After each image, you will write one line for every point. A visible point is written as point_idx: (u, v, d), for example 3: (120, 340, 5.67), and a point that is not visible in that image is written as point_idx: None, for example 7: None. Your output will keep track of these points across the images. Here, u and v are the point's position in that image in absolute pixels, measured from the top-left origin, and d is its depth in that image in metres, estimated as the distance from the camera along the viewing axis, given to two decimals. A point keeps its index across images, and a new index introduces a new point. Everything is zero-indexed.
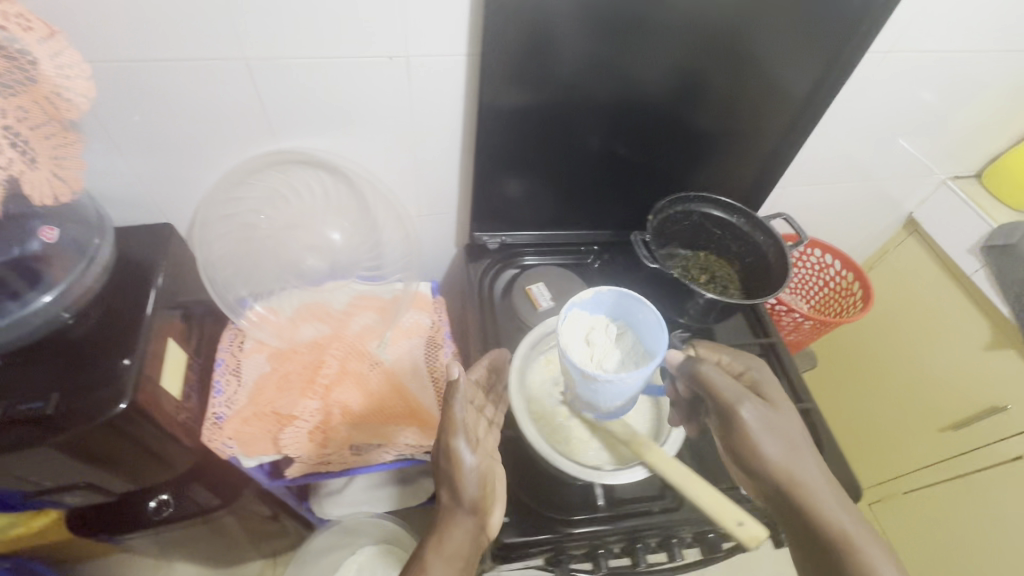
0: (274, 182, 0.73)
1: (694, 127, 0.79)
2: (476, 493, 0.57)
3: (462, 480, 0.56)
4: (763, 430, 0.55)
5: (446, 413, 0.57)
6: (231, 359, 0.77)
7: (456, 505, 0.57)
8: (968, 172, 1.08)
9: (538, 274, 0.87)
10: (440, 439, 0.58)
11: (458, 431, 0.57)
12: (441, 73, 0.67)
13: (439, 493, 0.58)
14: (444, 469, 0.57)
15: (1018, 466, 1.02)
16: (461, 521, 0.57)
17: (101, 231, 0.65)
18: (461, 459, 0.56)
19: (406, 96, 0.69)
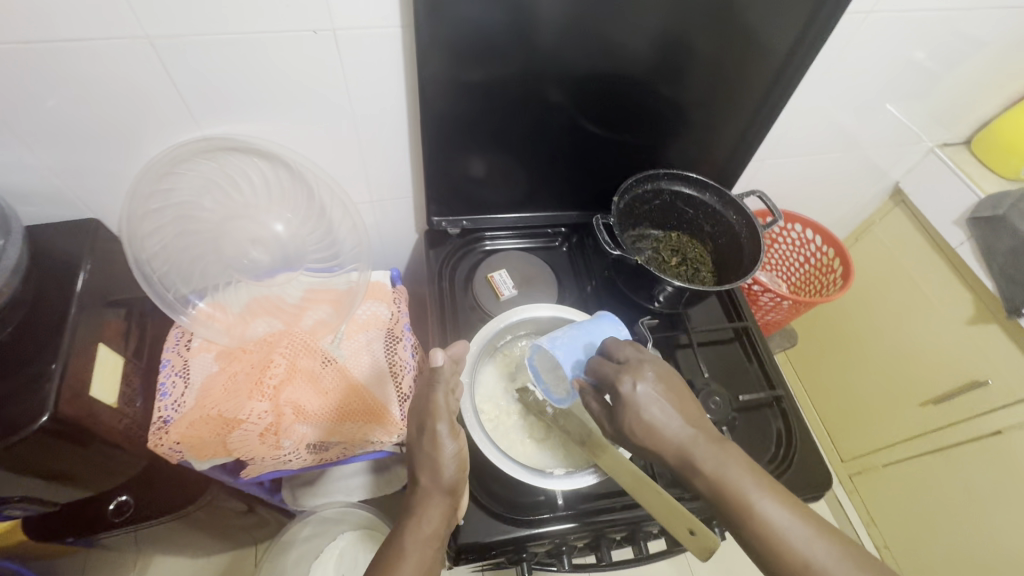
0: (204, 171, 0.68)
1: (662, 98, 0.77)
2: (457, 475, 0.56)
3: (440, 461, 0.55)
4: (660, 435, 0.50)
5: (427, 399, 0.56)
6: (178, 358, 0.73)
7: (437, 488, 0.55)
8: (958, 139, 1.07)
9: (500, 261, 0.87)
10: (422, 423, 0.57)
11: (441, 417, 0.55)
12: (377, 49, 0.63)
13: (417, 476, 0.57)
14: (423, 451, 0.56)
15: (997, 440, 1.03)
16: (436, 505, 0.56)
17: (6, 230, 0.63)
18: (439, 440, 0.55)
19: (343, 76, 0.65)
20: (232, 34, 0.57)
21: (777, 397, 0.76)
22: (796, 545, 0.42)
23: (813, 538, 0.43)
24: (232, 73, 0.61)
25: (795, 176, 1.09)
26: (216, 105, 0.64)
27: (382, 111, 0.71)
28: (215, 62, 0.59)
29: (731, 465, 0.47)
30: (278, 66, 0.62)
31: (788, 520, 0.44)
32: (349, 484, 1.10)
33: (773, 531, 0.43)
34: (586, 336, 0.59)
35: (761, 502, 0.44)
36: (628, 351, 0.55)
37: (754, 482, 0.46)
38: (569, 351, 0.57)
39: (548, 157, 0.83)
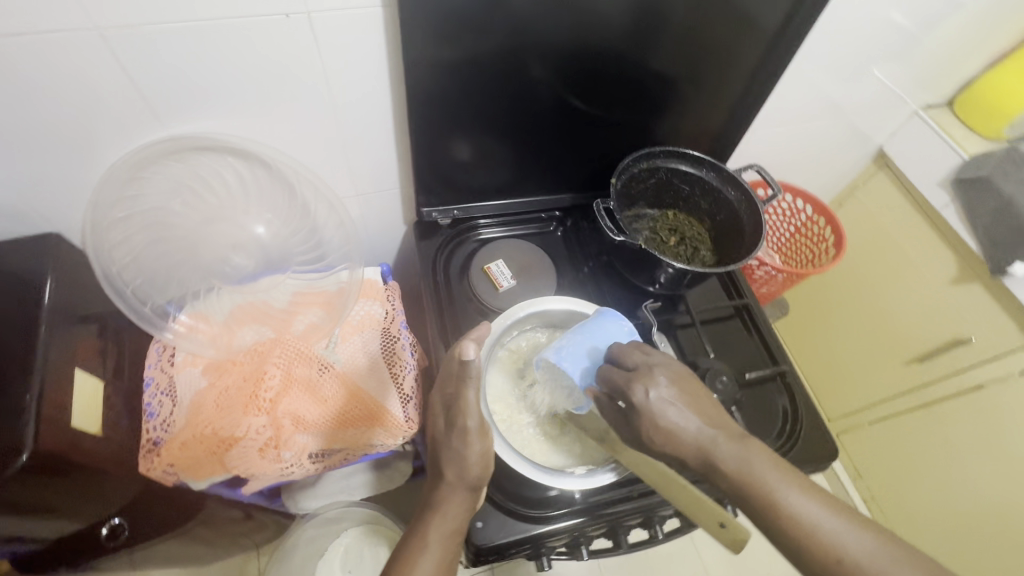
0: (173, 174, 0.63)
1: (656, 72, 0.74)
2: (483, 472, 0.56)
3: (468, 458, 0.55)
4: (680, 431, 0.50)
5: (458, 395, 0.56)
6: (161, 376, 0.69)
7: (463, 484, 0.55)
8: (940, 100, 1.07)
9: (495, 250, 0.84)
10: (451, 419, 0.56)
11: (472, 413, 0.55)
12: (353, 31, 0.58)
13: (444, 472, 0.56)
14: (451, 447, 0.56)
15: (980, 394, 1.07)
16: (460, 502, 0.56)
17: None
18: (468, 437, 0.55)
19: (317, 62, 0.59)
20: (192, 19, 0.51)
21: (781, 371, 0.77)
22: (831, 536, 0.43)
23: (847, 528, 0.43)
24: (195, 66, 0.55)
25: (782, 146, 1.08)
26: (184, 100, 0.58)
27: (364, 98, 0.65)
28: (177, 55, 0.54)
29: (762, 459, 0.48)
30: (249, 55, 0.56)
31: (823, 511, 0.44)
32: (351, 484, 1.06)
33: (807, 522, 0.44)
34: (590, 340, 0.59)
35: (791, 492, 0.45)
36: (638, 355, 0.55)
37: (785, 472, 0.46)
38: (576, 360, 0.57)
39: (540, 140, 0.79)
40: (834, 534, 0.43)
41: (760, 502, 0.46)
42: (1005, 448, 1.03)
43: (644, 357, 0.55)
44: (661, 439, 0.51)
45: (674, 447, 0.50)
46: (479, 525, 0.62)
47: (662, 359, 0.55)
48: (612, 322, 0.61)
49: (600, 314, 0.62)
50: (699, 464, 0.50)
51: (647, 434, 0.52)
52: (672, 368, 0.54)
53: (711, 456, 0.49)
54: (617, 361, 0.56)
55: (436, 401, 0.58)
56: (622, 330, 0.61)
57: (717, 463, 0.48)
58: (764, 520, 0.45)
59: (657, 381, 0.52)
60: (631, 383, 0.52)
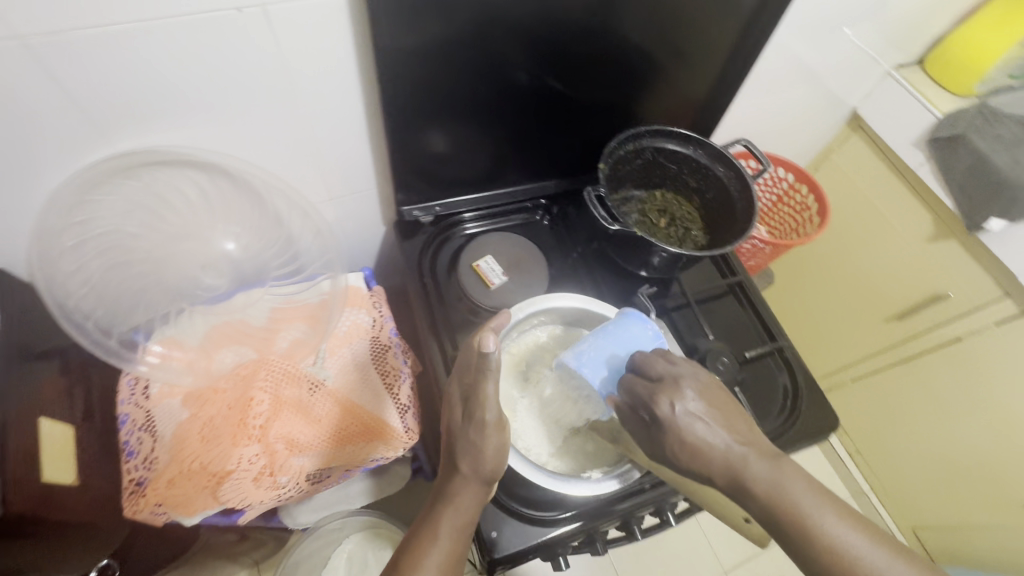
0: (126, 194, 0.56)
1: (637, 47, 0.70)
2: (498, 466, 0.54)
3: (484, 450, 0.53)
4: (708, 449, 0.47)
5: (476, 387, 0.54)
6: (137, 412, 0.65)
7: (477, 477, 0.54)
8: (910, 59, 1.07)
9: (483, 246, 0.80)
10: (469, 410, 0.55)
11: (491, 406, 0.53)
12: (312, 22, 0.52)
13: (458, 464, 0.54)
14: (467, 439, 0.54)
15: (961, 346, 1.09)
16: (473, 496, 0.54)
17: None
18: (486, 430, 0.53)
19: (275, 59, 0.54)
20: (137, 19, 0.45)
21: (779, 347, 0.77)
22: (872, 566, 0.42)
23: (889, 558, 0.42)
24: (146, 74, 0.50)
25: (761, 116, 1.06)
26: (135, 112, 0.53)
27: (335, 93, 0.60)
28: (146, 61, 0.49)
29: (797, 477, 0.45)
30: (202, 57, 0.50)
31: (865, 541, 0.43)
32: (350, 492, 1.02)
33: (843, 547, 0.43)
34: (612, 346, 0.58)
35: (828, 516, 0.44)
36: (663, 364, 0.53)
37: (818, 494, 0.45)
38: (596, 367, 0.57)
39: (520, 126, 0.75)
40: (876, 565, 0.42)
41: (796, 531, 0.44)
42: (987, 395, 1.07)
43: (670, 367, 0.52)
44: (686, 456, 0.48)
45: (700, 462, 0.47)
46: (494, 534, 0.61)
47: (687, 370, 0.52)
48: (637, 325, 0.60)
49: (624, 316, 0.61)
50: (726, 483, 0.47)
51: (674, 452, 0.49)
52: (698, 379, 0.52)
53: (740, 477, 0.46)
54: (640, 369, 0.54)
55: (454, 390, 0.57)
56: (646, 334, 0.60)
57: (747, 482, 0.46)
58: (795, 544, 0.44)
59: (683, 395, 0.50)
60: (656, 396, 0.50)
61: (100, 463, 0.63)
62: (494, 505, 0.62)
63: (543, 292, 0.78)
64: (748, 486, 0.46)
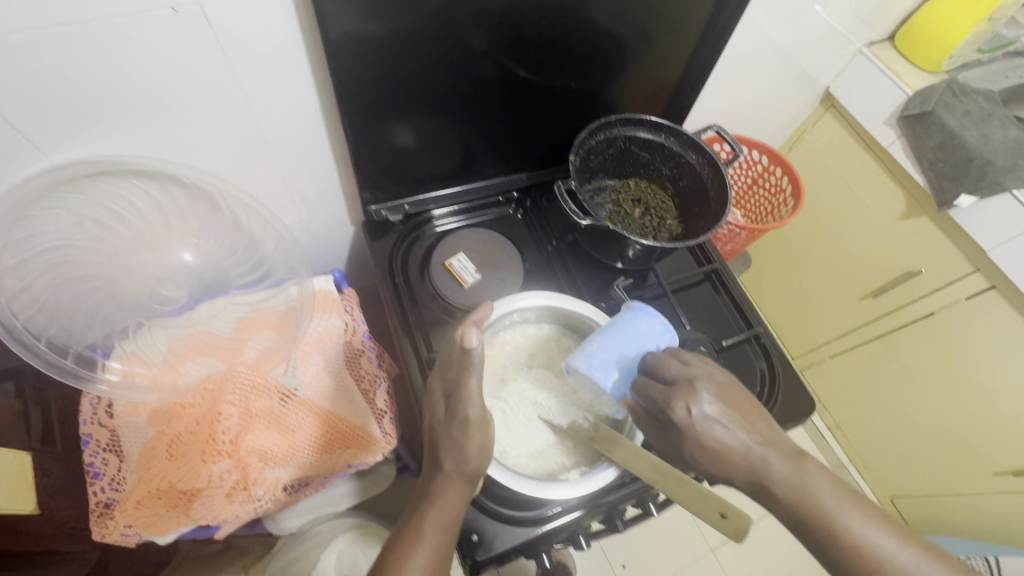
0: (70, 208, 0.54)
1: (605, 33, 0.68)
2: (482, 464, 0.53)
3: (469, 448, 0.52)
4: (726, 451, 0.49)
5: (460, 383, 0.53)
6: (100, 432, 0.62)
7: (461, 476, 0.53)
8: (881, 36, 1.06)
9: (455, 243, 0.79)
10: (452, 408, 0.53)
11: (474, 403, 0.52)
12: (252, 14, 0.49)
13: (441, 461, 0.53)
14: (450, 437, 0.52)
15: (932, 321, 1.10)
16: (457, 493, 0.53)
17: None
18: (470, 429, 0.52)
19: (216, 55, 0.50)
20: (57, 23, 0.42)
21: (756, 334, 0.77)
22: (898, 568, 0.45)
23: (915, 558, 0.45)
24: (73, 81, 0.46)
25: (735, 99, 1.05)
26: (72, 120, 0.49)
27: (287, 92, 0.57)
28: (74, 65, 0.45)
29: (821, 479, 0.48)
30: (131, 62, 0.47)
31: (892, 542, 0.46)
32: (334, 494, 1.00)
33: (869, 547, 0.46)
34: (620, 346, 0.58)
35: (855, 519, 0.47)
36: (677, 366, 0.54)
37: (844, 496, 0.48)
38: (607, 369, 0.57)
39: (489, 117, 0.73)
40: (901, 565, 0.45)
41: (822, 533, 0.47)
42: (960, 368, 1.09)
43: (683, 368, 0.54)
44: (693, 450, 0.50)
45: (719, 466, 0.49)
46: (474, 538, 0.60)
47: (702, 371, 0.54)
48: (645, 319, 0.60)
49: (630, 312, 0.61)
50: (736, 477, 0.50)
51: (691, 453, 0.51)
52: (712, 380, 0.53)
53: (764, 477, 0.49)
54: (653, 371, 0.56)
55: (437, 387, 0.55)
56: (655, 329, 0.60)
57: (758, 478, 0.49)
58: (825, 544, 0.47)
59: (699, 397, 0.51)
60: (671, 400, 0.52)
61: (64, 486, 0.62)
62: (475, 508, 0.62)
63: (518, 288, 0.77)
64: (769, 486, 0.49)
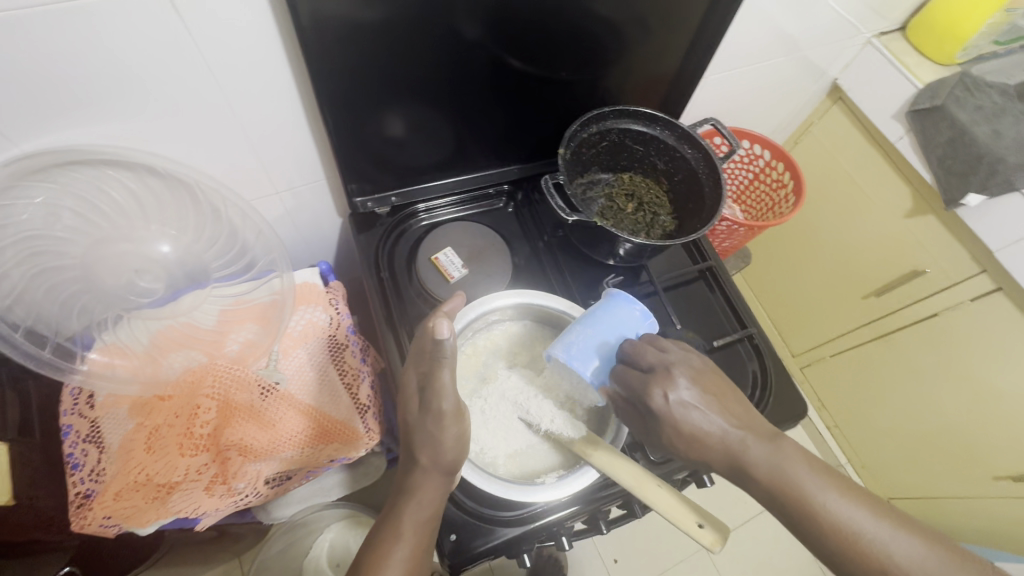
0: (41, 197, 0.52)
1: (598, 22, 0.65)
2: (460, 455, 0.53)
3: (443, 440, 0.51)
4: (706, 437, 0.49)
5: (433, 375, 0.51)
6: (81, 423, 0.63)
7: (437, 469, 0.52)
8: (893, 26, 1.01)
9: (442, 237, 0.77)
10: (425, 402, 0.51)
11: (448, 395, 0.50)
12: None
13: (416, 456, 0.52)
14: (424, 430, 0.52)
15: (936, 322, 1.08)
16: (436, 487, 0.52)
17: None
18: (444, 420, 0.51)
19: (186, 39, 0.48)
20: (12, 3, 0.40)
21: (749, 335, 0.76)
22: (874, 541, 0.43)
23: (893, 532, 0.43)
24: (35, 70, 0.45)
25: (738, 93, 1.01)
26: (41, 108, 0.49)
27: (265, 79, 0.56)
28: (62, 52, 0.45)
29: (797, 459, 0.47)
30: (96, 51, 0.46)
31: (866, 516, 0.44)
32: (325, 485, 0.98)
33: (848, 525, 0.44)
34: (601, 333, 0.57)
35: (832, 496, 0.45)
36: (654, 354, 0.53)
37: (822, 475, 0.46)
38: (587, 358, 0.56)
39: (479, 108, 0.71)
40: (878, 539, 0.43)
41: (805, 518, 0.45)
42: (964, 370, 1.06)
43: (661, 356, 0.53)
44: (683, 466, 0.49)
45: (700, 450, 0.49)
46: (454, 538, 0.60)
47: (679, 357, 0.53)
48: (625, 308, 0.58)
49: (611, 300, 0.59)
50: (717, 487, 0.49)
51: (670, 440, 0.51)
52: (690, 365, 0.53)
53: (740, 459, 0.48)
54: (632, 359, 0.54)
55: (410, 379, 0.53)
56: (635, 317, 0.58)
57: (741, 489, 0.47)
58: (803, 524, 0.45)
59: (676, 384, 0.51)
60: (648, 387, 0.51)
61: (46, 476, 0.62)
62: (453, 505, 0.61)
63: (506, 284, 0.75)
64: (749, 469, 0.47)
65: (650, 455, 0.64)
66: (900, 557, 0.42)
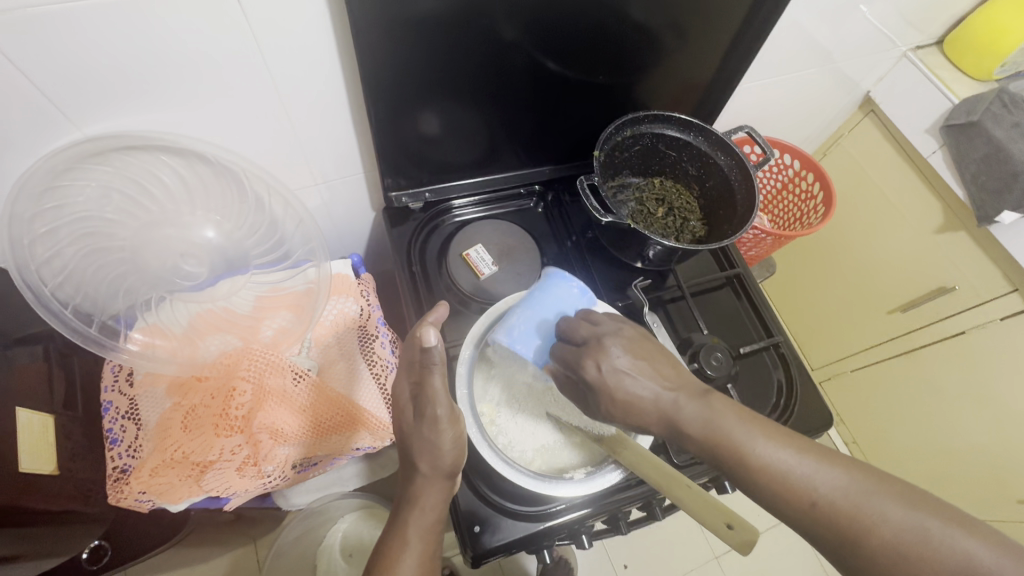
0: (99, 179, 0.55)
1: (630, 28, 0.65)
2: (457, 458, 0.53)
3: (441, 446, 0.51)
4: (637, 401, 0.49)
5: (425, 384, 0.51)
6: (120, 400, 0.65)
7: (438, 475, 0.52)
8: (930, 40, 1.00)
9: (474, 233, 0.79)
10: (420, 408, 0.52)
11: (441, 401, 0.51)
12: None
13: (416, 464, 0.52)
14: (421, 437, 0.52)
15: (963, 340, 1.06)
16: (437, 492, 0.52)
17: None
18: (439, 424, 0.51)
19: (231, 36, 0.50)
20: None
21: (775, 343, 0.76)
22: (795, 476, 0.43)
23: (816, 466, 0.43)
24: (93, 61, 0.47)
25: (768, 104, 1.01)
26: (101, 96, 0.51)
27: (310, 74, 0.57)
28: (101, 39, 0.46)
29: (726, 411, 0.47)
30: (148, 43, 0.48)
31: (794, 456, 0.44)
32: (343, 474, 1.00)
33: (775, 465, 0.44)
34: (539, 313, 0.57)
35: (759, 443, 0.45)
36: (586, 328, 0.53)
37: (749, 424, 0.46)
38: (528, 339, 0.56)
39: (515, 107, 0.72)
40: (802, 474, 0.43)
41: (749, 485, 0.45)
42: (990, 391, 1.04)
43: (593, 329, 0.53)
44: None
45: (635, 415, 0.50)
46: (476, 528, 0.61)
47: (611, 328, 0.53)
48: (562, 286, 0.58)
49: (548, 280, 0.58)
50: None
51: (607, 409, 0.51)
52: (622, 335, 0.53)
53: (674, 418, 0.48)
54: (568, 335, 0.55)
55: (403, 388, 0.54)
56: (571, 295, 0.58)
57: None
58: None
59: (608, 353, 0.51)
60: (583, 359, 0.51)
61: (86, 450, 0.64)
62: (475, 496, 0.62)
63: (535, 282, 0.76)
64: None
65: (673, 457, 0.65)
66: (824, 487, 0.42)
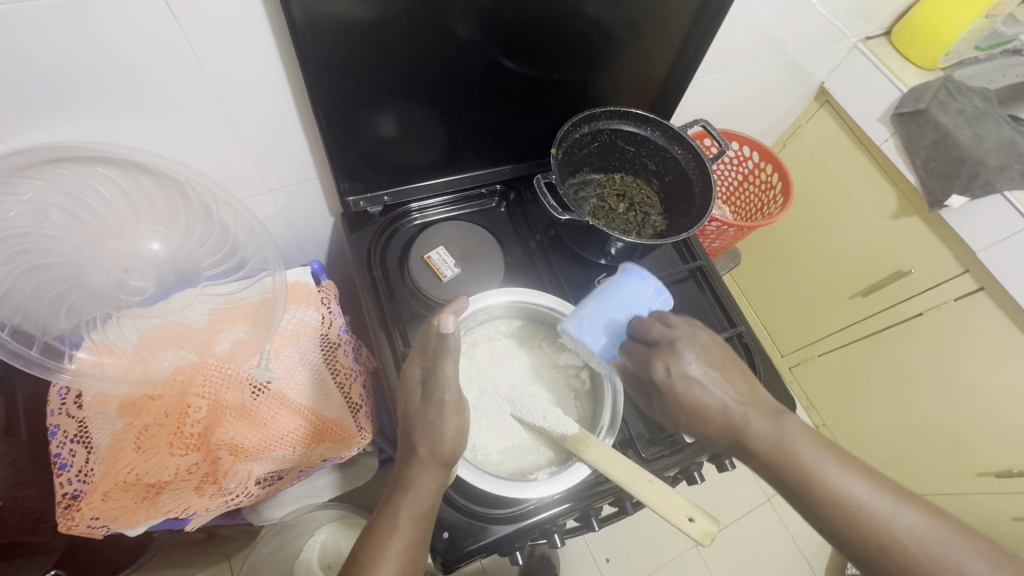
0: (30, 194, 0.52)
1: (584, 25, 0.65)
2: (459, 445, 0.53)
3: (444, 432, 0.51)
4: (704, 421, 0.51)
5: (436, 368, 0.52)
6: (69, 423, 0.62)
7: (436, 460, 0.52)
8: (878, 31, 1.03)
9: (436, 236, 0.78)
10: (428, 391, 0.52)
11: (451, 385, 0.51)
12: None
13: (416, 446, 0.52)
14: (426, 419, 0.52)
15: (918, 322, 1.10)
16: (433, 480, 0.52)
17: None
18: (445, 411, 0.51)
19: (171, 36, 0.48)
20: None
21: (738, 333, 0.76)
22: (876, 515, 0.44)
23: (893, 508, 0.44)
24: (6, 70, 0.44)
25: (728, 97, 1.02)
26: (22, 103, 0.48)
27: (260, 77, 0.56)
28: (33, 42, 0.44)
29: (799, 434, 0.48)
30: (78, 50, 0.46)
31: (864, 494, 0.45)
32: (315, 485, 0.96)
33: (849, 500, 0.45)
34: (612, 309, 0.58)
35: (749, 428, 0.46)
36: (659, 329, 0.55)
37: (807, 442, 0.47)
38: (597, 333, 0.58)
39: (473, 107, 0.71)
40: (880, 515, 0.44)
41: (794, 479, 0.47)
42: (948, 370, 1.07)
43: (667, 331, 0.55)
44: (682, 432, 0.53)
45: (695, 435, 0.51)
46: (446, 536, 0.60)
47: (685, 333, 0.54)
48: (638, 282, 0.60)
49: (624, 275, 0.60)
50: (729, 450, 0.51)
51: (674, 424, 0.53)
52: (696, 341, 0.54)
53: (742, 434, 0.50)
54: (639, 335, 0.56)
55: (414, 371, 0.55)
56: (647, 293, 0.60)
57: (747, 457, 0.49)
58: (792, 494, 0.47)
59: (681, 358, 0.52)
60: (653, 360, 0.53)
61: (32, 477, 0.61)
62: (447, 505, 0.61)
63: (496, 284, 0.76)
64: (748, 451, 0.49)
65: (641, 451, 0.65)
66: (901, 530, 0.43)
